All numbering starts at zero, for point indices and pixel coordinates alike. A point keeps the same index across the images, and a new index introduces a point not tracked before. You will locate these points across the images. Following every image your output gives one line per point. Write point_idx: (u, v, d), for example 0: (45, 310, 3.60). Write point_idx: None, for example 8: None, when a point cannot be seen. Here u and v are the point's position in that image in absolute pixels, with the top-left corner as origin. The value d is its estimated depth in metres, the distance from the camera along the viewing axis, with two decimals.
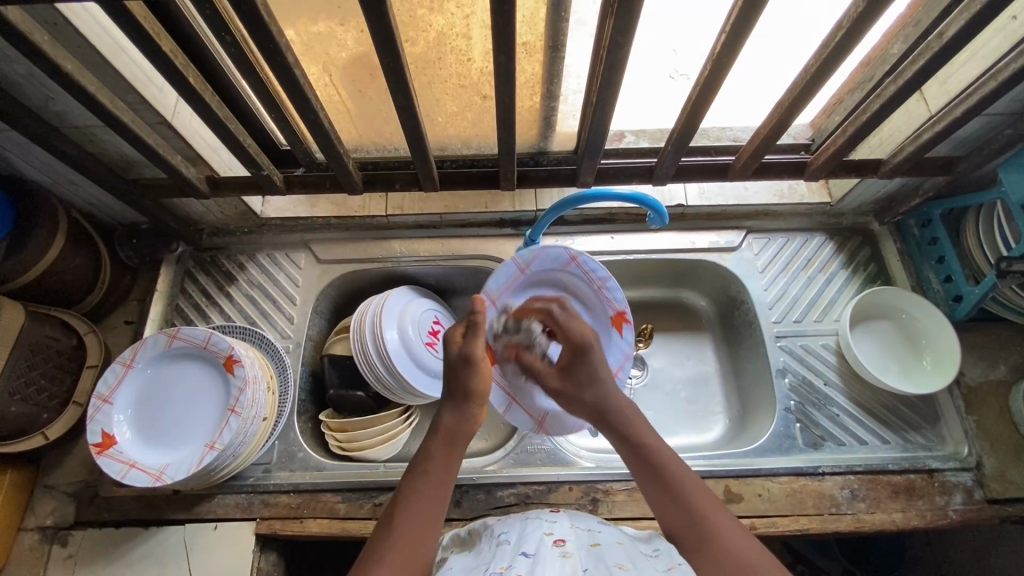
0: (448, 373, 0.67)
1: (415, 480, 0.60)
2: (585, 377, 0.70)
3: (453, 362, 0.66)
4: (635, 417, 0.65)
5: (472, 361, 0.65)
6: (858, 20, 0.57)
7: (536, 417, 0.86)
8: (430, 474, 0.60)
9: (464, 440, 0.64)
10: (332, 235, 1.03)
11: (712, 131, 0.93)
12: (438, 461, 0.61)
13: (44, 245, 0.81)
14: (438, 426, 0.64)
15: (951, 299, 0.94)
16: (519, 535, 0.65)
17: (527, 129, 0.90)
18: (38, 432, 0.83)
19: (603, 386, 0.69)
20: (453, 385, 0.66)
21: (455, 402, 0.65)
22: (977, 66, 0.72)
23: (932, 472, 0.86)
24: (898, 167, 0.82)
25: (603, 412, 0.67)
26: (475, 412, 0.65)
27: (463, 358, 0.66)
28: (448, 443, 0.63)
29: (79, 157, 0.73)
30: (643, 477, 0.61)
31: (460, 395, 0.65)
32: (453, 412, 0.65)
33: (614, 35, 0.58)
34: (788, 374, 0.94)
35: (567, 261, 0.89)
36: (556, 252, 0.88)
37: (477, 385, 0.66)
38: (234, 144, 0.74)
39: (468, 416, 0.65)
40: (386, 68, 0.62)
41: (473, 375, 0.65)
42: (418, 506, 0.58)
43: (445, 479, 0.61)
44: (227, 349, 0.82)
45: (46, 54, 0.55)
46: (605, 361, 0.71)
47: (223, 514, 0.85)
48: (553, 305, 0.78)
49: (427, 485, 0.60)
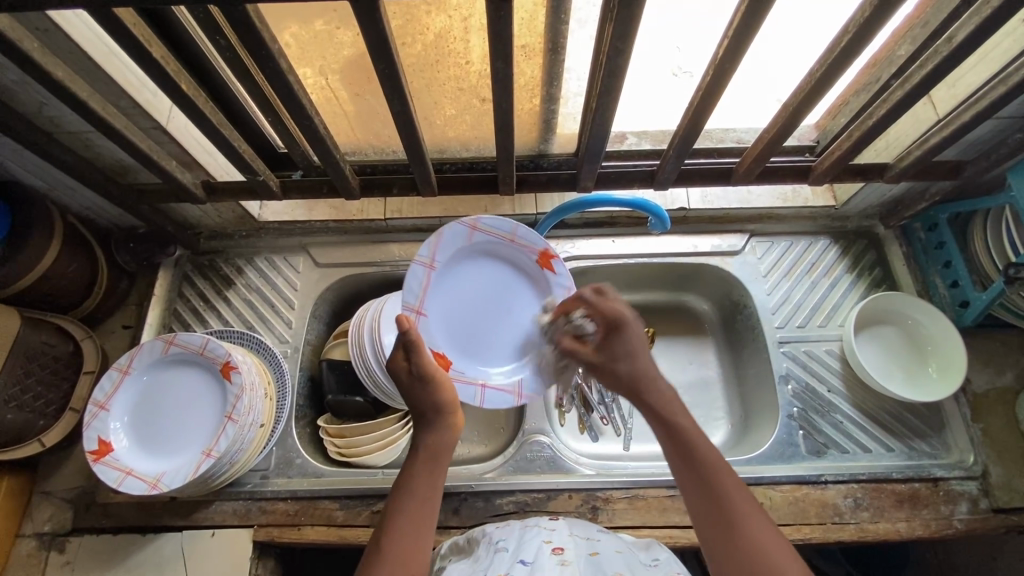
0: (407, 394, 0.65)
1: (402, 497, 0.59)
2: (620, 350, 0.68)
3: (409, 382, 0.64)
4: (670, 396, 0.64)
5: (427, 376, 0.64)
6: (865, 24, 0.56)
7: (512, 389, 0.82)
8: (416, 490, 0.60)
9: (447, 453, 0.63)
10: (331, 239, 1.02)
11: (715, 133, 0.91)
12: (422, 478, 0.60)
13: (40, 250, 0.81)
14: (418, 445, 0.63)
15: (958, 304, 0.93)
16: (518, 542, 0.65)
17: (527, 132, 0.89)
18: (35, 439, 0.83)
19: (641, 361, 0.66)
20: (421, 403, 0.64)
21: (429, 418, 0.64)
22: (986, 69, 0.70)
23: (937, 480, 0.85)
24: (904, 171, 0.80)
25: (638, 387, 0.65)
26: (448, 424, 0.64)
27: (416, 377, 0.64)
28: (431, 458, 0.62)
29: (73, 163, 0.72)
30: (678, 464, 0.59)
31: (429, 411, 0.64)
32: (428, 428, 0.63)
33: (615, 39, 0.57)
34: (791, 381, 0.93)
35: (470, 231, 0.81)
36: (454, 229, 0.80)
37: (443, 396, 0.64)
38: (230, 150, 0.73)
39: (444, 429, 0.64)
40: (381, 74, 0.61)
41: (437, 390, 0.64)
42: (407, 520, 0.58)
43: (434, 492, 0.60)
44: (223, 356, 0.81)
45: (35, 61, 0.54)
46: (641, 337, 0.68)
47: (220, 521, 0.84)
48: (587, 289, 0.73)
49: (417, 501, 0.59)
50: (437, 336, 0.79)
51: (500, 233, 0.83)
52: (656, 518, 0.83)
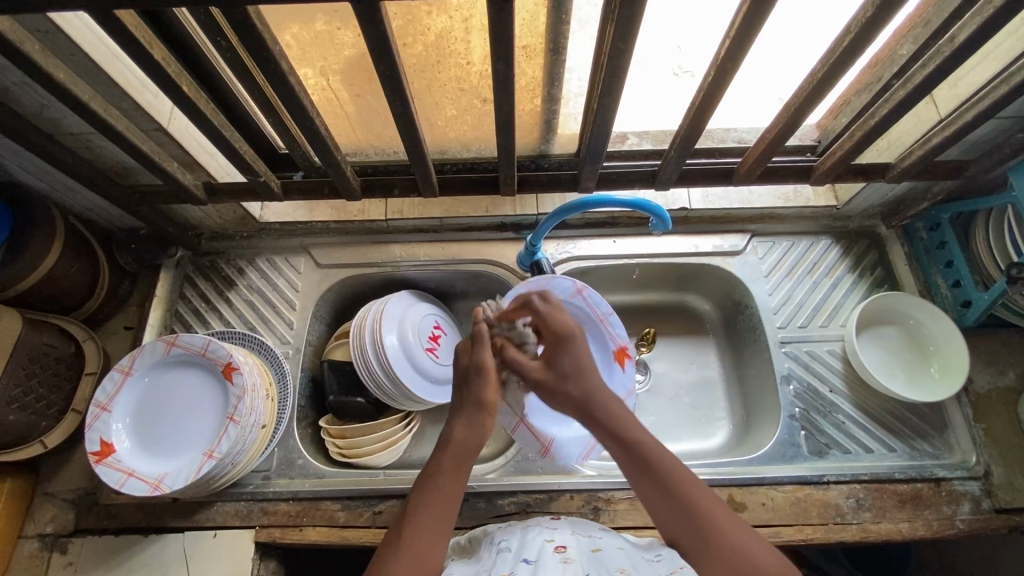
0: (461, 385, 0.68)
1: (428, 492, 0.59)
2: (568, 367, 0.68)
3: (465, 371, 0.68)
4: (623, 416, 0.64)
5: (483, 369, 0.67)
6: (867, 24, 0.56)
7: (545, 441, 0.89)
8: (439, 486, 0.60)
9: (473, 454, 0.63)
10: (332, 239, 1.02)
11: (716, 132, 0.91)
12: (447, 474, 0.61)
13: (43, 251, 0.81)
14: (449, 440, 0.63)
15: (960, 304, 0.92)
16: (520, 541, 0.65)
17: (528, 132, 0.89)
18: (37, 440, 0.83)
19: (587, 379, 0.67)
20: (466, 396, 0.67)
21: (467, 413, 0.65)
22: (988, 68, 0.70)
23: (939, 480, 0.85)
24: (906, 171, 0.80)
25: (589, 407, 0.65)
26: (485, 424, 0.65)
27: (474, 367, 0.68)
28: (458, 457, 0.62)
29: (75, 165, 0.72)
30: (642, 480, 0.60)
31: (472, 406, 0.66)
32: (464, 424, 0.65)
33: (616, 40, 0.57)
34: (792, 381, 0.93)
35: (574, 293, 0.92)
36: (564, 284, 0.91)
37: (487, 394, 0.66)
38: (231, 151, 0.73)
39: (478, 427, 0.65)
40: (382, 76, 0.61)
41: (485, 385, 0.67)
42: (427, 517, 0.57)
43: (457, 490, 0.60)
44: (225, 356, 0.81)
45: (37, 63, 0.54)
46: (587, 349, 0.70)
47: (222, 522, 0.84)
48: (534, 295, 0.76)
49: (441, 496, 0.59)
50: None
51: (595, 309, 0.93)
52: None
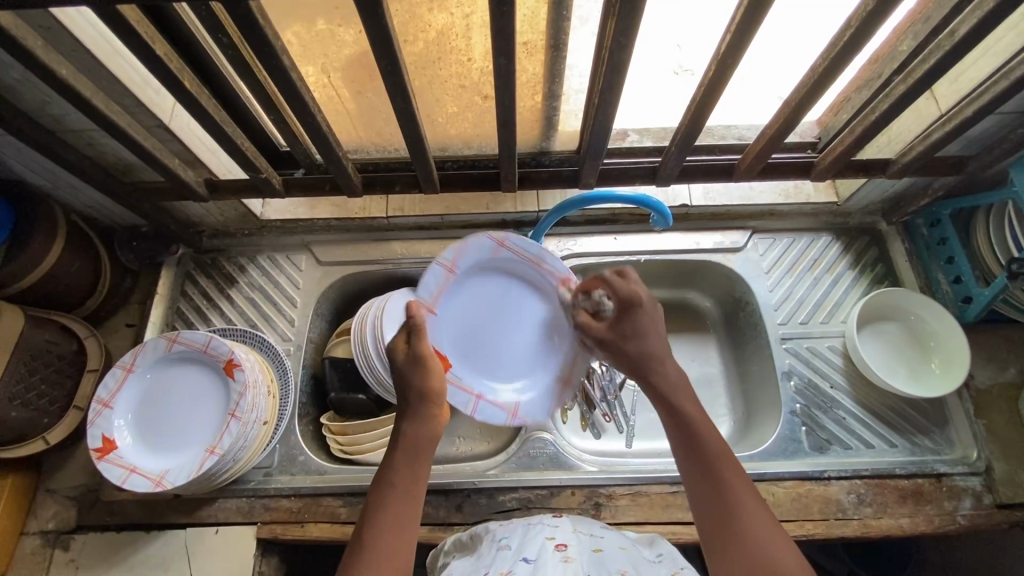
0: (399, 378, 0.65)
1: (383, 494, 0.58)
2: (630, 330, 0.69)
3: (400, 366, 0.65)
4: (676, 383, 0.64)
5: (420, 360, 0.65)
6: (867, 19, 0.56)
7: (506, 407, 0.83)
8: (397, 484, 0.59)
9: (428, 448, 0.62)
10: (333, 237, 1.02)
11: (717, 129, 0.92)
12: (402, 472, 0.60)
13: (45, 248, 0.81)
14: (399, 440, 0.62)
15: (961, 300, 0.92)
16: (521, 539, 0.65)
17: (529, 129, 0.89)
18: (39, 437, 0.83)
19: (649, 343, 0.67)
20: (410, 388, 0.64)
21: (412, 407, 0.63)
22: (989, 64, 0.70)
23: (940, 476, 0.85)
24: (907, 167, 0.80)
25: (642, 367, 0.66)
26: (432, 413, 0.63)
27: (412, 360, 0.65)
28: (411, 452, 0.61)
29: (77, 162, 0.73)
30: (680, 447, 0.60)
31: (415, 396, 0.64)
32: (412, 418, 0.63)
33: (617, 35, 0.57)
34: (793, 377, 0.93)
35: (494, 247, 0.83)
36: (480, 243, 0.82)
37: (429, 383, 0.64)
38: (232, 148, 0.73)
39: (427, 419, 0.63)
40: (384, 71, 0.61)
41: (426, 375, 0.64)
42: (387, 517, 0.57)
43: (414, 489, 0.59)
44: (226, 353, 0.81)
45: (39, 58, 0.54)
46: (655, 318, 0.69)
47: (224, 519, 0.84)
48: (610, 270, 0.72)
49: (398, 497, 0.58)
50: (444, 336, 0.81)
51: (525, 254, 0.84)
52: (659, 514, 0.83)
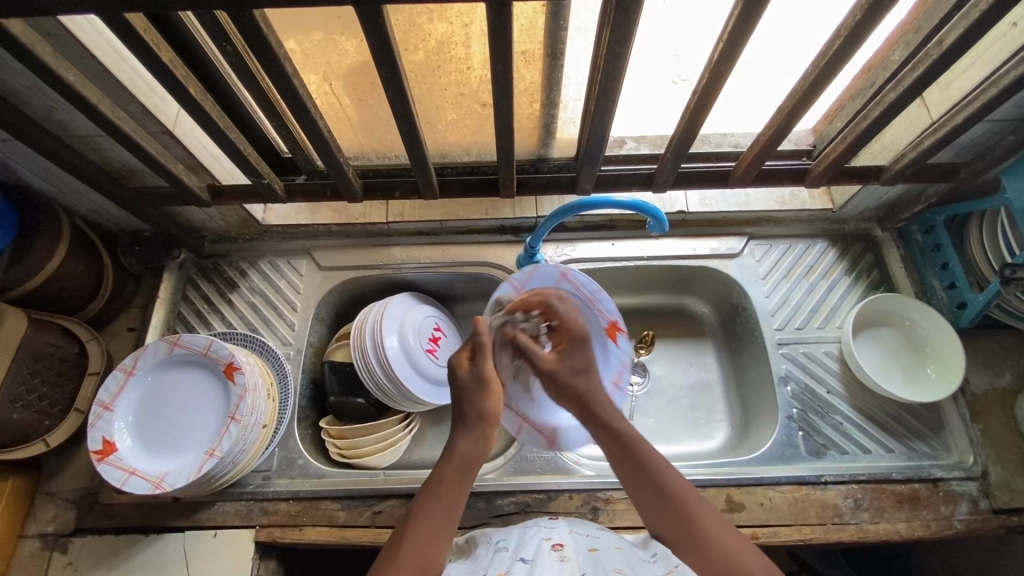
0: (460, 395, 0.68)
1: (432, 501, 0.61)
2: (579, 364, 0.73)
3: (467, 384, 0.67)
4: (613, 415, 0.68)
5: (483, 381, 0.67)
6: (855, 28, 0.57)
7: (548, 433, 0.88)
8: (444, 497, 0.61)
9: (477, 466, 0.64)
10: (333, 242, 1.03)
11: (713, 137, 0.95)
12: (450, 486, 0.62)
13: (48, 253, 0.82)
14: (453, 451, 0.64)
15: (956, 306, 0.93)
16: (517, 540, 0.66)
17: (527, 136, 0.91)
18: (39, 440, 0.83)
19: (590, 378, 0.72)
20: (468, 408, 0.67)
21: (469, 424, 0.66)
22: (978, 72, 0.71)
23: (937, 481, 0.85)
24: (899, 174, 0.82)
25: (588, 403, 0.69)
26: (487, 435, 0.66)
27: (474, 379, 0.68)
28: (463, 469, 0.63)
29: (83, 167, 0.74)
30: (630, 477, 0.63)
31: (472, 417, 0.66)
32: (468, 436, 0.65)
33: (612, 44, 0.59)
34: (790, 382, 0.94)
35: (560, 277, 0.90)
36: (546, 271, 0.89)
37: (489, 404, 0.66)
38: (235, 154, 0.74)
39: (483, 439, 0.65)
40: (384, 78, 0.62)
41: (485, 396, 0.67)
42: (427, 525, 0.59)
43: (457, 505, 0.61)
44: (227, 356, 0.82)
45: (48, 66, 0.55)
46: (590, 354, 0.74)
47: (222, 522, 0.85)
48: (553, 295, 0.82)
49: (444, 507, 0.60)
50: None
51: (583, 289, 0.89)
52: None
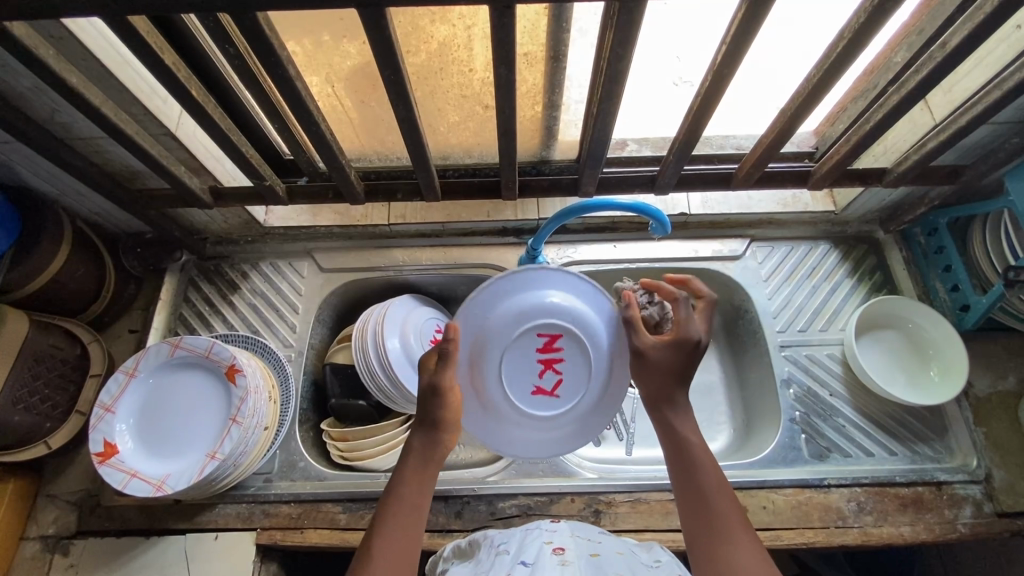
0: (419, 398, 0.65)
1: (391, 508, 0.59)
2: (674, 362, 0.64)
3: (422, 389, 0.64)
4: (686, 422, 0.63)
5: (437, 389, 0.64)
6: (859, 31, 0.57)
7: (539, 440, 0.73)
8: (404, 503, 0.60)
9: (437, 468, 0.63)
10: (335, 244, 1.03)
11: (715, 139, 0.94)
12: (410, 490, 0.61)
13: (50, 253, 0.82)
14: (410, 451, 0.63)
15: (958, 308, 0.93)
16: (518, 544, 0.66)
17: (531, 138, 0.91)
18: (41, 441, 0.83)
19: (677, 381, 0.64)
20: (424, 409, 0.64)
21: (427, 426, 0.64)
22: (982, 75, 0.71)
23: (940, 484, 0.85)
24: (903, 176, 0.81)
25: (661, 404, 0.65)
26: (446, 438, 0.64)
27: (435, 386, 0.64)
28: (420, 470, 0.62)
29: (85, 169, 0.74)
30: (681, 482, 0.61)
31: (430, 422, 0.64)
32: (423, 436, 0.64)
33: (614, 46, 0.58)
34: (793, 385, 0.93)
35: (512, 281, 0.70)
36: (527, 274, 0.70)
37: (448, 410, 0.64)
38: (238, 156, 0.74)
39: (439, 442, 0.64)
40: (386, 80, 0.62)
41: (444, 404, 0.64)
42: (393, 535, 0.57)
43: (421, 508, 0.60)
44: (228, 358, 0.82)
45: (50, 68, 0.55)
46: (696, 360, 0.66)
47: (223, 524, 0.84)
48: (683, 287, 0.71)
49: (404, 514, 0.59)
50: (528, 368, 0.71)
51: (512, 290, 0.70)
52: (659, 522, 0.83)
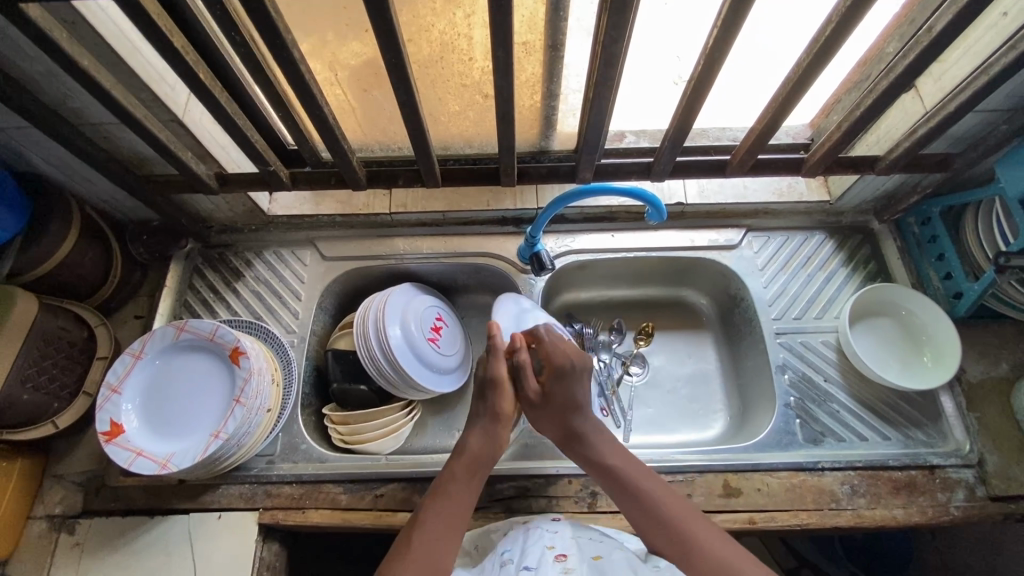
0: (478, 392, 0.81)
1: (440, 501, 0.71)
2: (565, 402, 0.79)
3: (483, 382, 0.80)
4: (602, 444, 0.77)
5: (497, 383, 0.79)
6: (846, 14, 0.59)
7: None
8: (454, 496, 0.71)
9: (485, 464, 0.75)
10: (337, 233, 1.05)
11: (712, 131, 0.95)
12: (462, 484, 0.73)
13: (58, 239, 0.84)
14: (466, 451, 0.75)
15: (952, 296, 0.94)
16: (521, 551, 0.72)
17: (530, 127, 0.93)
18: (48, 420, 0.85)
19: (579, 413, 0.78)
20: (485, 404, 0.79)
21: (484, 422, 0.78)
22: (971, 61, 0.72)
23: (933, 468, 0.86)
24: (895, 163, 0.83)
25: (575, 437, 0.77)
26: (500, 435, 0.77)
27: (490, 381, 0.80)
28: (471, 470, 0.74)
29: (95, 153, 0.76)
30: (618, 495, 0.73)
31: (488, 414, 0.78)
32: (480, 437, 0.77)
33: (610, 29, 0.60)
34: (788, 370, 0.94)
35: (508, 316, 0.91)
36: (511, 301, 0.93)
37: (500, 408, 0.78)
38: (243, 140, 0.75)
39: (494, 441, 0.77)
40: (388, 64, 0.64)
41: (498, 395, 0.79)
42: (438, 523, 0.69)
43: (467, 499, 0.72)
44: (233, 341, 0.84)
45: (64, 50, 0.57)
46: (583, 389, 0.81)
47: (226, 504, 0.86)
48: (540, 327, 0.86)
49: (452, 507, 0.70)
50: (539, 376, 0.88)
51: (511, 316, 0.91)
52: None
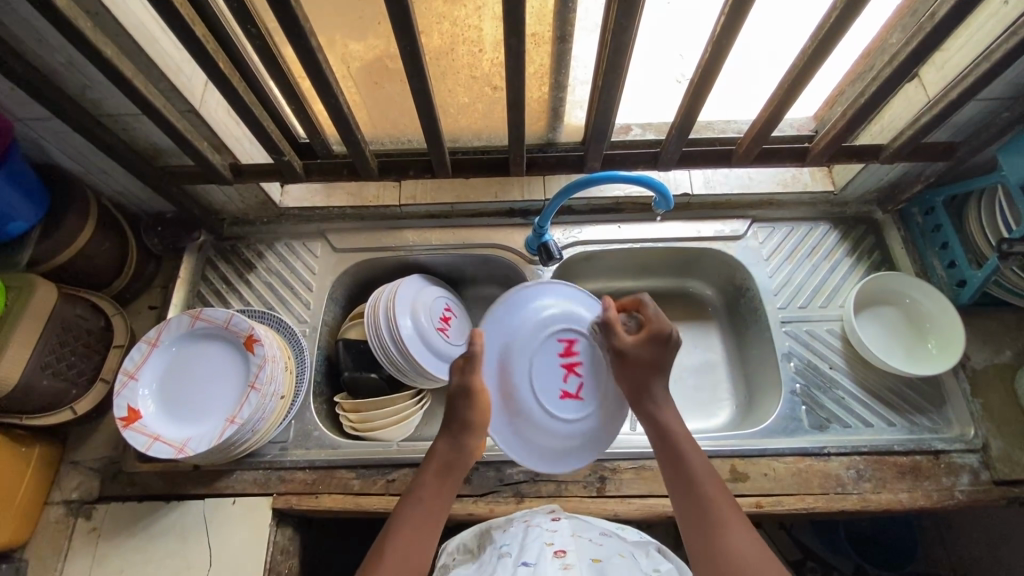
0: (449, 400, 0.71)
1: (411, 505, 0.66)
2: (650, 366, 0.71)
3: (456, 389, 0.70)
4: (670, 418, 0.70)
5: (469, 393, 0.70)
6: (850, 2, 0.60)
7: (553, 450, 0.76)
8: (426, 501, 0.66)
9: (458, 468, 0.69)
10: (347, 225, 1.07)
11: (716, 124, 0.96)
12: (432, 488, 0.67)
13: (77, 228, 0.86)
14: (435, 454, 0.69)
15: (955, 284, 0.95)
16: (520, 546, 0.69)
17: (538, 119, 0.94)
18: (67, 407, 0.87)
19: (660, 379, 0.71)
20: (454, 413, 0.70)
21: (453, 431, 0.70)
22: (973, 49, 0.73)
23: (938, 453, 0.87)
24: (898, 151, 0.84)
25: (644, 400, 0.71)
26: (471, 441, 0.70)
27: (463, 387, 0.70)
28: (443, 471, 0.68)
29: (113, 143, 0.77)
30: (666, 467, 0.67)
31: (455, 424, 0.69)
32: (449, 440, 0.70)
33: (620, 17, 0.61)
34: (793, 358, 0.96)
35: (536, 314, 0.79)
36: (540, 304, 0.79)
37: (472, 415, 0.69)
38: (258, 130, 0.77)
39: (463, 444, 0.70)
40: (404, 53, 0.65)
41: (470, 408, 0.70)
42: (409, 532, 0.63)
43: (441, 504, 0.67)
44: (247, 329, 0.85)
45: (88, 39, 0.59)
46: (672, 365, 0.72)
47: (241, 490, 0.87)
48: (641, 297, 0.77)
49: (424, 511, 0.65)
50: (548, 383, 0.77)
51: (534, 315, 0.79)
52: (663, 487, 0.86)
